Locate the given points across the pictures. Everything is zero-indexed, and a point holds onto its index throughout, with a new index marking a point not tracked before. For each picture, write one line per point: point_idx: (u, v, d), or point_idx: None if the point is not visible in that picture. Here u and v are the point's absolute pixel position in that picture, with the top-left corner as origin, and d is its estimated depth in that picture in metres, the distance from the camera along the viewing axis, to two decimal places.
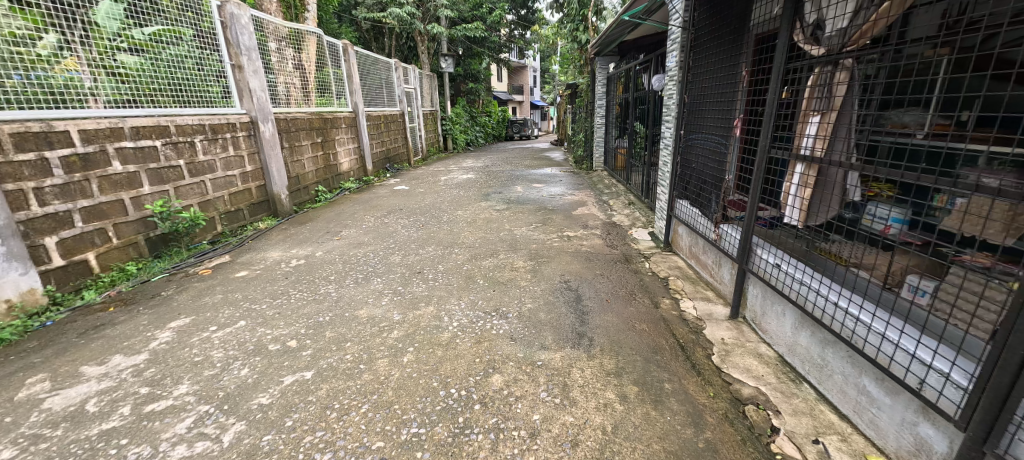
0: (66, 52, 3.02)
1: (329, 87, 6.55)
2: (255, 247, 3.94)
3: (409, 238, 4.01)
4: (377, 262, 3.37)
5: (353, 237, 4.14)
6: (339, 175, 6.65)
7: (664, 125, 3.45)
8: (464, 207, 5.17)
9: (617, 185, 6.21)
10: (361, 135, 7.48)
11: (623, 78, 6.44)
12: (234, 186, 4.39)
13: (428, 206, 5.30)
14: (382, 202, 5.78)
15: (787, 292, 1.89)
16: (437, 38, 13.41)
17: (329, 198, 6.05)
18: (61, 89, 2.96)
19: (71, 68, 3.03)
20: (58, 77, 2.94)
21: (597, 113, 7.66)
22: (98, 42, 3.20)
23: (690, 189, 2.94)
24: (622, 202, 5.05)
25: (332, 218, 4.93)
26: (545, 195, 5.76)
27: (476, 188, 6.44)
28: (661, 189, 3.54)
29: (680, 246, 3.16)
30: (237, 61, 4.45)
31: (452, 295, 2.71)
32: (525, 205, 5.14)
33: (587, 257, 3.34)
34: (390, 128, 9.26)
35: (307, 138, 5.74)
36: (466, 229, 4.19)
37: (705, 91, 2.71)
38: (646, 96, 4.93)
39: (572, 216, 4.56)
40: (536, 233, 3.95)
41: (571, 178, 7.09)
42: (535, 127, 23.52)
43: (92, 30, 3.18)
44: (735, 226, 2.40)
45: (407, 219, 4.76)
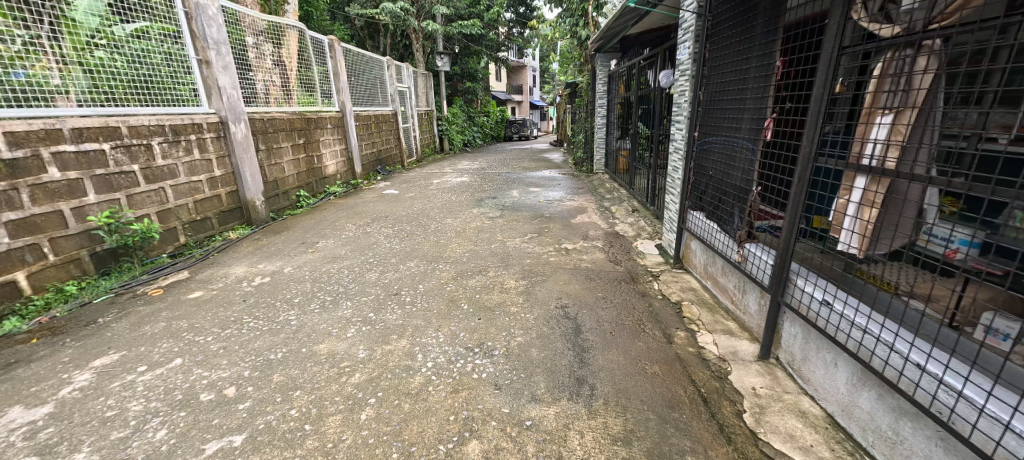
0: (35, 48, 2.89)
1: (313, 85, 6.16)
2: (220, 262, 3.56)
3: (390, 251, 3.62)
4: (350, 281, 2.97)
5: (329, 249, 3.75)
6: (324, 178, 6.25)
7: (674, 126, 3.06)
8: (455, 214, 4.78)
9: (619, 189, 5.82)
10: (349, 136, 7.09)
11: (626, 75, 6.05)
12: (200, 192, 4.01)
13: (416, 214, 4.91)
14: (367, 208, 5.40)
15: (836, 336, 1.52)
16: (433, 36, 13.00)
17: (311, 204, 5.66)
18: (32, 86, 2.84)
19: (38, 64, 2.89)
20: (34, 74, 2.85)
21: (598, 113, 7.26)
22: (70, 38, 3.06)
23: (706, 199, 2.56)
24: (626, 209, 4.66)
25: (310, 227, 4.54)
26: (543, 200, 5.37)
27: (469, 193, 6.04)
28: (670, 198, 3.15)
29: (694, 263, 2.78)
30: (204, 56, 4.06)
31: (431, 325, 2.32)
32: (520, 212, 4.74)
33: (588, 275, 2.95)
34: (382, 128, 8.88)
35: (288, 140, 5.35)
36: (453, 241, 3.79)
37: (726, 86, 2.33)
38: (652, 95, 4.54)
39: (571, 226, 4.16)
40: (531, 246, 3.57)
41: (570, 182, 6.71)
42: (534, 127, 23.11)
43: (64, 25, 3.05)
44: (763, 247, 2.02)
45: (391, 228, 4.36)
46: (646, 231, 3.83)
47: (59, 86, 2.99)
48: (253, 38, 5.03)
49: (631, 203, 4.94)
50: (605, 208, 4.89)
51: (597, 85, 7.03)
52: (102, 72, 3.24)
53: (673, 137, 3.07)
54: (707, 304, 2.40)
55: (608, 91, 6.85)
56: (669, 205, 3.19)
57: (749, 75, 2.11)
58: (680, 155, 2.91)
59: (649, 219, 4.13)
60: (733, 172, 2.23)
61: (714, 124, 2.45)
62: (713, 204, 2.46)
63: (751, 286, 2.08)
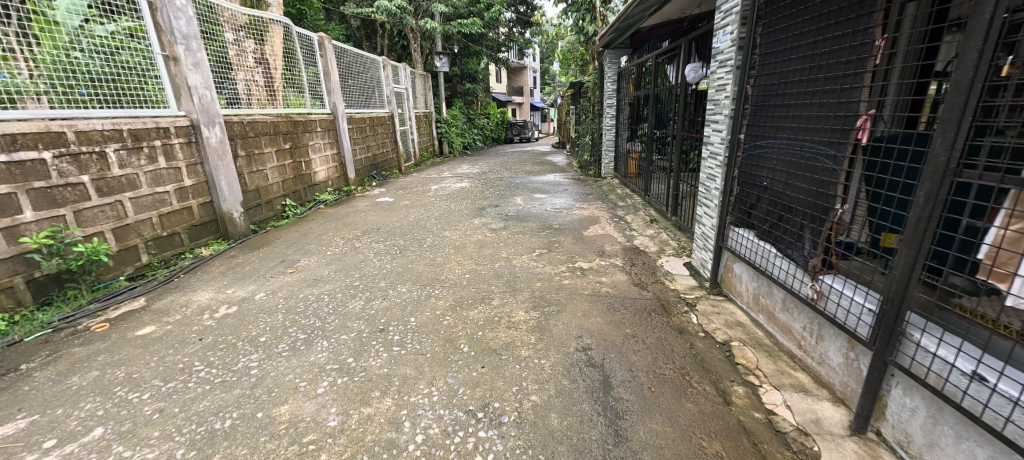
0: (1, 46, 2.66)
1: (301, 85, 5.72)
2: (184, 286, 3.11)
3: (380, 272, 3.16)
4: (330, 313, 2.52)
5: (311, 269, 3.30)
6: (313, 186, 5.80)
7: (708, 127, 2.62)
8: (454, 226, 4.33)
9: (632, 195, 5.37)
10: (341, 140, 6.64)
11: (638, 73, 5.61)
12: (168, 205, 3.57)
13: (411, 225, 4.46)
14: (358, 219, 4.94)
15: (994, 424, 1.08)
16: (432, 36, 12.58)
17: (297, 214, 5.22)
18: None
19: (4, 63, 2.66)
20: None
21: (607, 113, 6.81)
22: (44, 36, 2.86)
23: (755, 214, 2.11)
24: (643, 220, 4.21)
25: (294, 241, 4.10)
26: (550, 209, 4.91)
27: (470, 200, 5.60)
28: (703, 210, 2.70)
29: (738, 289, 2.32)
30: (170, 51, 3.62)
31: (423, 376, 1.87)
32: (526, 223, 4.29)
33: (611, 302, 2.50)
34: (378, 131, 8.44)
35: (271, 145, 4.91)
36: (452, 259, 3.34)
37: (788, 77, 1.87)
38: (673, 92, 4.08)
39: (585, 240, 3.70)
40: (541, 265, 3.11)
41: (578, 187, 6.26)
42: (535, 128, 22.65)
43: (34, 22, 2.81)
44: (847, 281, 1.57)
45: (382, 242, 3.91)
46: (671, 247, 3.37)
47: (25, 87, 2.74)
48: (232, 34, 4.61)
49: (648, 211, 4.49)
50: (620, 218, 4.43)
51: (606, 84, 6.58)
52: (71, 72, 2.97)
53: (708, 140, 2.62)
54: (766, 347, 1.94)
55: (617, 91, 6.39)
56: (703, 218, 2.74)
57: (827, 62, 1.65)
58: (717, 161, 2.46)
59: (672, 233, 3.67)
60: (801, 184, 1.78)
61: (769, 124, 1.99)
62: (768, 221, 2.01)
63: (831, 330, 1.63)
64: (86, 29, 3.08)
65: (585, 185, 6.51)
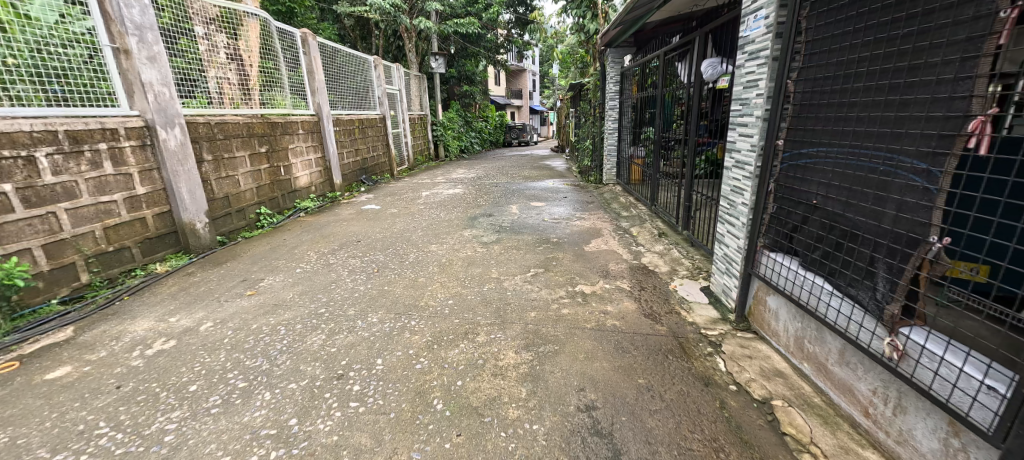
0: None
1: (281, 84, 5.33)
2: (124, 311, 2.69)
3: (350, 295, 2.74)
4: (281, 352, 2.09)
5: (273, 291, 2.88)
6: (293, 192, 5.39)
7: (731, 131, 2.22)
8: (442, 238, 3.93)
9: (637, 204, 4.98)
10: (327, 143, 6.24)
11: (642, 72, 5.22)
12: (115, 216, 3.15)
13: (395, 237, 4.06)
14: (337, 229, 4.52)
15: None
16: (428, 36, 12.23)
17: (273, 223, 4.80)
18: None
19: None
20: None
21: (608, 116, 6.36)
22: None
23: (798, 239, 1.71)
24: (650, 233, 3.80)
25: (262, 255, 3.69)
26: (548, 219, 4.51)
27: (462, 208, 5.20)
28: (726, 227, 2.31)
29: (772, 326, 1.93)
30: (121, 43, 3.22)
31: (380, 446, 1.46)
32: (521, 237, 3.88)
33: (620, 339, 2.09)
34: (369, 133, 8.04)
35: (244, 148, 4.49)
36: (435, 280, 2.93)
37: (853, 68, 1.45)
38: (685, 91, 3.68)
39: (586, 257, 3.29)
40: (536, 290, 2.69)
41: (578, 195, 5.87)
42: (534, 131, 22.26)
43: None
44: (941, 339, 1.18)
45: (359, 258, 3.49)
46: (683, 267, 2.97)
47: None
48: (202, 27, 4.20)
49: (656, 223, 4.08)
50: (624, 231, 4.02)
51: (608, 85, 6.18)
52: (35, 66, 2.81)
53: (731, 146, 2.21)
54: (817, 411, 1.53)
55: (620, 92, 5.99)
56: (724, 236, 2.34)
57: (914, 45, 1.23)
58: (746, 171, 2.06)
59: (683, 250, 3.26)
60: (869, 205, 1.37)
61: (823, 129, 1.58)
62: (817, 249, 1.61)
63: (917, 401, 1.24)
64: (65, 26, 2.96)
65: (586, 193, 6.10)
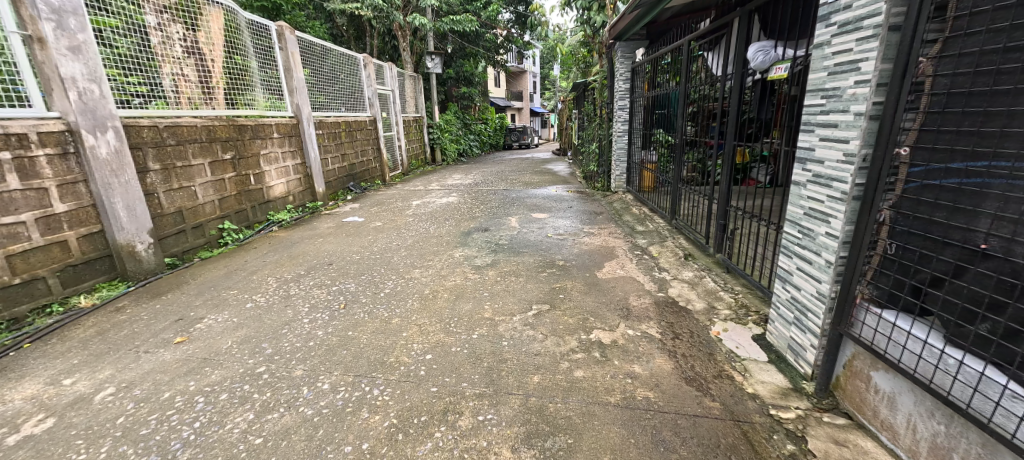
0: None
1: (252, 82, 4.74)
2: (14, 367, 2.11)
3: (301, 345, 2.14)
4: (183, 446, 1.49)
5: (206, 338, 2.27)
6: (265, 203, 4.80)
7: (806, 133, 1.64)
8: (427, 260, 3.33)
9: (653, 216, 4.38)
10: (308, 147, 5.64)
11: (658, 67, 4.62)
12: (23, 241, 2.59)
13: (374, 258, 3.46)
14: (308, 247, 3.92)
15: None
16: (423, 34, 11.70)
17: (238, 239, 4.22)
18: None
19: None
20: None
21: (617, 117, 5.75)
22: None
23: (944, 299, 1.15)
24: (673, 255, 3.19)
25: (213, 282, 3.10)
26: (552, 235, 3.92)
27: (454, 221, 4.61)
28: (795, 263, 1.73)
29: (881, 415, 1.36)
30: (34, 30, 2.64)
31: None
32: (521, 258, 3.29)
33: (658, 425, 1.49)
34: (358, 137, 7.45)
35: (203, 155, 3.91)
36: (411, 321, 2.33)
37: None
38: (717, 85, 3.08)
39: (599, 288, 2.70)
40: (540, 339, 2.09)
41: (584, 204, 5.28)
42: (534, 134, 21.58)
43: None
44: None
45: (324, 288, 2.88)
46: (722, 303, 2.36)
47: None
48: (153, 16, 3.64)
49: (679, 242, 3.47)
50: (641, 250, 3.42)
51: (617, 82, 5.58)
52: None
53: (806, 154, 1.64)
54: None
55: (631, 90, 5.39)
56: (791, 274, 1.77)
57: None
58: (835, 190, 1.48)
59: (718, 279, 2.66)
60: None
61: (1001, 130, 1.03)
62: (988, 319, 1.06)
63: None
64: None
65: (593, 202, 5.50)
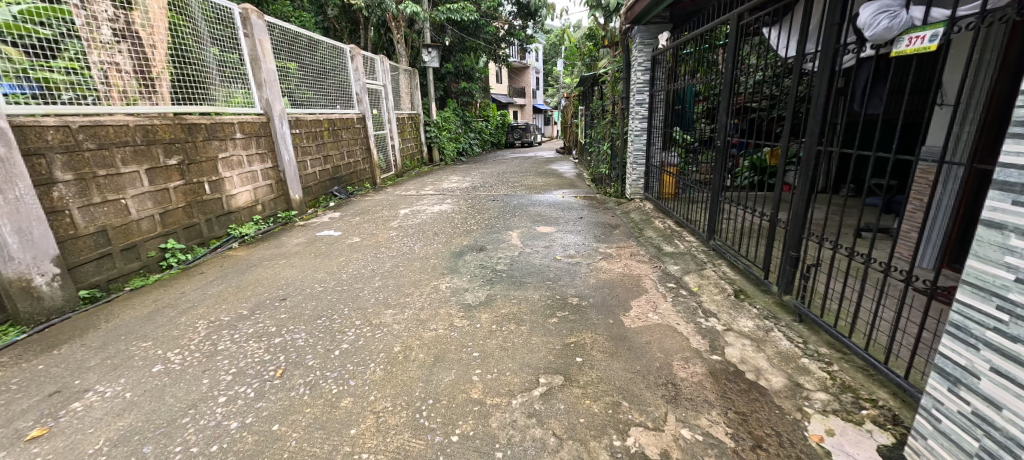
0: None
1: (207, 75, 4.05)
2: None
3: (196, 453, 1.44)
4: None
5: (72, 432, 1.59)
6: (224, 215, 4.10)
7: None
8: (402, 296, 2.62)
9: (681, 231, 3.65)
10: (281, 149, 4.94)
11: (692, 52, 3.88)
12: None
13: (338, 291, 2.76)
14: (264, 272, 3.21)
15: None
16: (419, 25, 10.97)
17: (186, 261, 3.53)
18: None
19: None
20: None
21: (633, 112, 4.99)
22: None
23: None
24: (719, 291, 2.47)
25: (127, 328, 2.41)
26: (561, 258, 3.21)
27: (446, 236, 3.91)
28: (987, 359, 1.03)
29: None
30: None
31: None
32: (522, 294, 2.58)
33: None
34: (344, 137, 6.74)
35: (137, 160, 3.23)
36: (365, 406, 1.63)
37: None
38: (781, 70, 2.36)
39: (630, 345, 1.99)
40: (551, 447, 1.39)
41: (596, 215, 4.57)
42: (537, 132, 20.84)
43: None
44: None
45: (263, 341, 2.18)
46: (812, 380, 1.65)
47: None
48: None
49: (721, 269, 2.76)
50: (676, 282, 2.69)
51: (634, 72, 4.83)
52: None
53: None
54: None
55: (651, 82, 4.64)
56: (974, 375, 1.06)
57: None
58: None
59: (791, 334, 1.96)
60: None
61: None
62: None
63: None
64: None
65: (606, 211, 4.79)
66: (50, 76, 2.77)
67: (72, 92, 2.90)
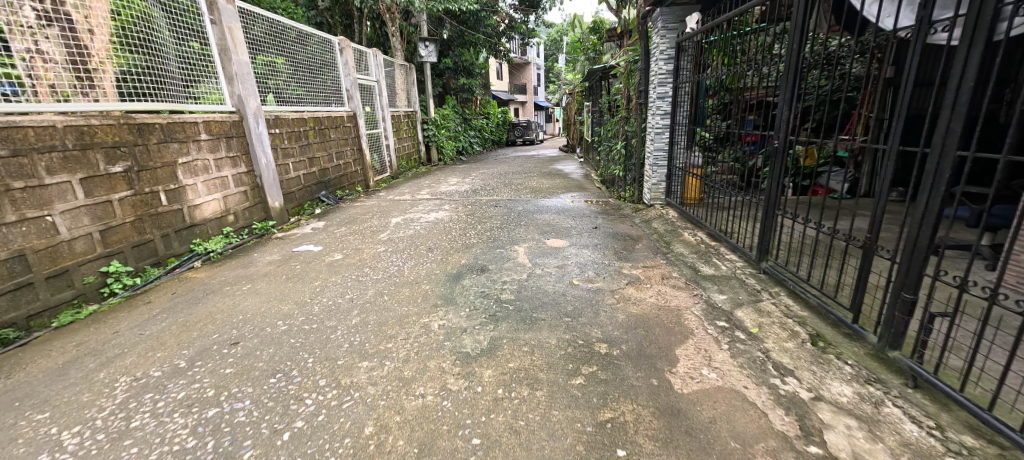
0: None
1: (164, 67, 3.49)
2: None
3: None
4: None
5: None
6: (187, 228, 3.56)
7: None
8: (383, 342, 2.06)
9: (720, 248, 3.08)
10: (257, 151, 4.38)
11: (730, 35, 3.30)
12: None
13: (303, 332, 2.21)
14: (220, 303, 2.66)
15: None
16: (415, 18, 10.39)
17: (135, 287, 3.00)
18: None
19: None
20: None
21: (653, 107, 4.40)
22: None
23: None
24: (789, 336, 1.92)
25: (28, 388, 1.88)
26: (579, 284, 2.65)
27: (441, 253, 3.36)
28: None
29: None
30: None
31: None
32: (535, 339, 2.02)
33: None
34: (332, 136, 6.17)
35: (69, 168, 2.69)
36: None
37: None
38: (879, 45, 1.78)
39: (689, 427, 1.43)
40: None
41: (613, 225, 4.00)
42: (539, 130, 20.25)
43: None
44: None
45: (191, 415, 1.63)
46: None
47: None
48: None
49: (782, 301, 2.21)
50: (728, 319, 2.13)
51: (655, 62, 4.27)
52: None
53: None
54: None
55: (675, 73, 4.08)
56: None
57: None
58: None
59: (914, 412, 1.41)
60: None
61: None
62: None
63: None
64: None
65: (624, 220, 4.25)
66: (1, 70, 2.47)
67: (32, 86, 2.60)
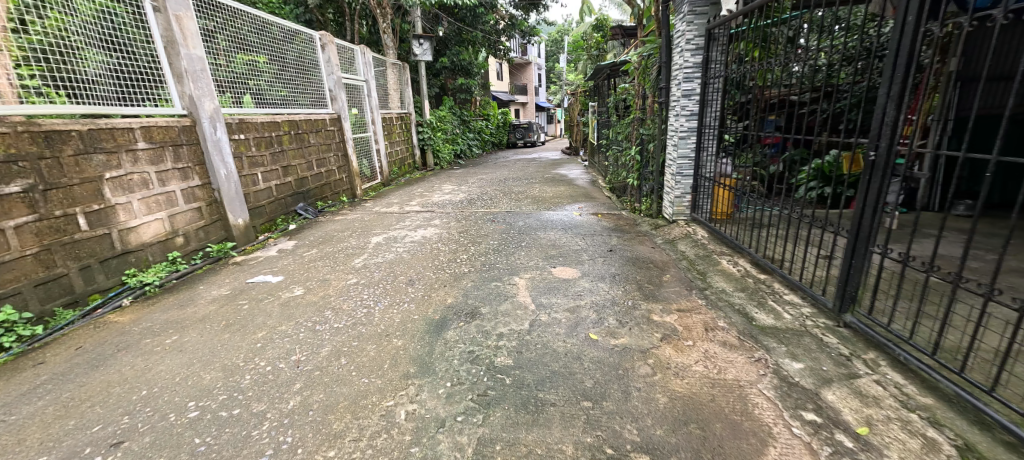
0: None
1: (86, 61, 2.88)
2: None
3: None
4: None
5: None
6: (119, 257, 2.95)
7: None
8: (322, 447, 1.43)
9: (775, 283, 2.43)
10: (215, 161, 3.77)
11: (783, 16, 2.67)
12: None
13: (217, 422, 1.58)
14: (128, 366, 2.03)
15: None
16: (409, 14, 9.76)
17: (34, 340, 2.37)
18: None
19: None
20: None
21: (676, 106, 3.75)
22: None
23: None
24: (927, 450, 1.27)
25: None
26: (600, 341, 2.01)
27: (424, 289, 2.72)
28: None
29: None
30: None
31: None
32: (543, 443, 1.39)
33: None
34: (312, 142, 5.54)
35: None
36: None
37: None
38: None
39: None
40: None
41: (630, 248, 3.36)
42: (540, 130, 19.71)
43: None
44: None
45: None
46: None
47: None
48: None
49: (891, 379, 1.56)
50: (819, 409, 1.49)
51: (679, 54, 3.62)
52: None
53: None
54: None
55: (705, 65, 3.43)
56: None
57: None
58: None
59: None
60: None
61: None
62: None
63: None
64: None
65: (643, 240, 3.62)
66: None
67: None
